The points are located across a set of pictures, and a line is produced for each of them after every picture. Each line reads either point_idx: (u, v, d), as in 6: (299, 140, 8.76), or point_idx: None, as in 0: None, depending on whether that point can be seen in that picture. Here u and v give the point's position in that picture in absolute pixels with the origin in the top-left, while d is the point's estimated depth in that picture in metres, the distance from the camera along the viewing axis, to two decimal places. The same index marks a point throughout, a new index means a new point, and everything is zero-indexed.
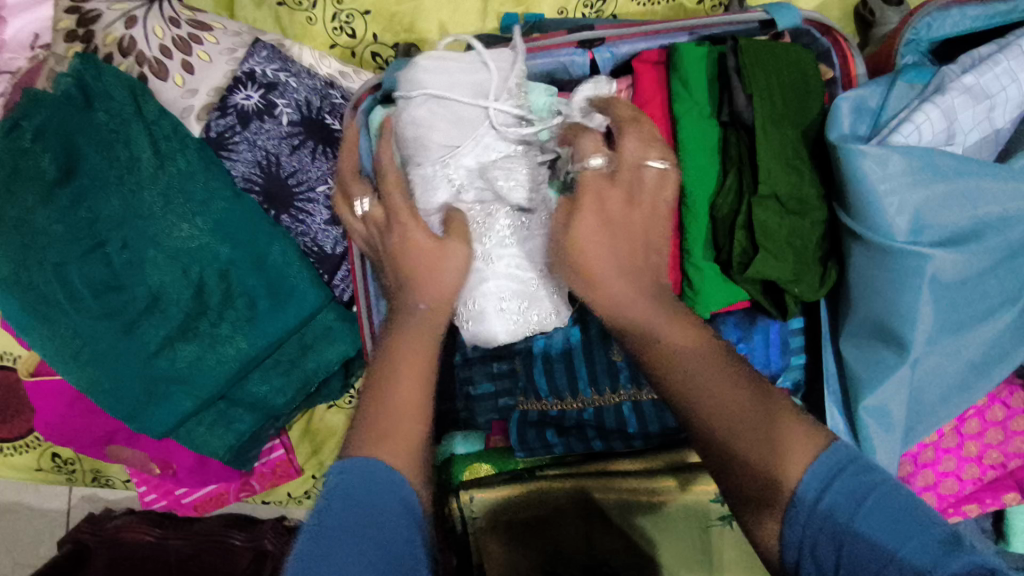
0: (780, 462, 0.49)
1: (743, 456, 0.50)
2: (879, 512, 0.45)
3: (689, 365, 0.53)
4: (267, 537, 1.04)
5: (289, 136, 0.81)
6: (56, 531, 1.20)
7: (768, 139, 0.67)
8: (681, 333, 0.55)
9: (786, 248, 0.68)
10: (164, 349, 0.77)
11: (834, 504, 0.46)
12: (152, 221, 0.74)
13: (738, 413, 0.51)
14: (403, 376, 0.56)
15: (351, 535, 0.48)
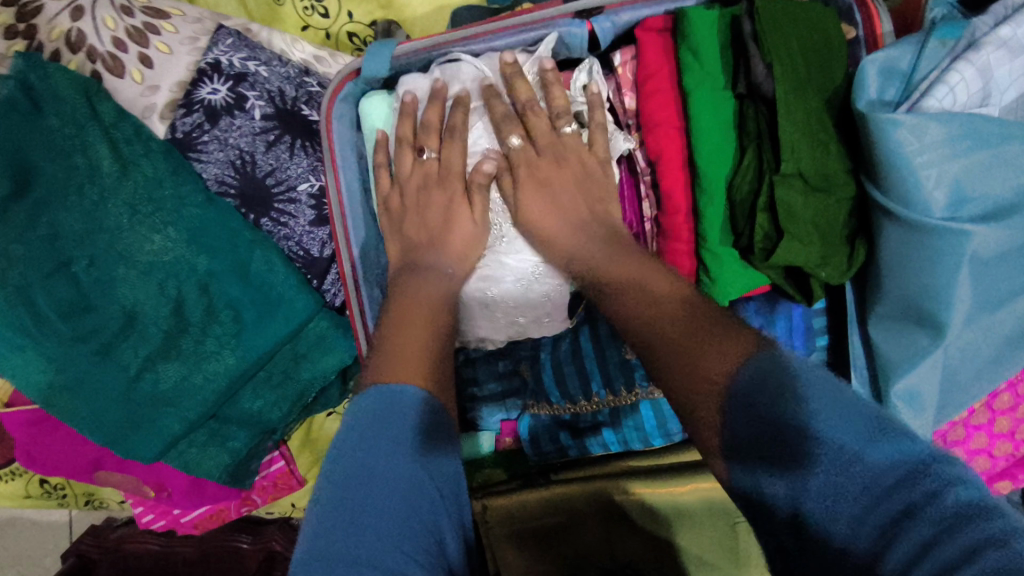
0: (715, 373, 0.44)
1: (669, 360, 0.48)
2: (816, 416, 0.39)
3: (647, 312, 0.52)
4: (276, 538, 1.00)
5: (264, 132, 0.74)
6: (59, 548, 1.16)
7: (791, 111, 0.60)
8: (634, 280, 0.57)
9: (812, 230, 0.63)
10: (145, 371, 0.71)
11: (781, 417, 0.39)
12: (120, 235, 0.68)
13: (665, 325, 0.50)
14: (415, 358, 0.52)
15: (389, 453, 0.46)
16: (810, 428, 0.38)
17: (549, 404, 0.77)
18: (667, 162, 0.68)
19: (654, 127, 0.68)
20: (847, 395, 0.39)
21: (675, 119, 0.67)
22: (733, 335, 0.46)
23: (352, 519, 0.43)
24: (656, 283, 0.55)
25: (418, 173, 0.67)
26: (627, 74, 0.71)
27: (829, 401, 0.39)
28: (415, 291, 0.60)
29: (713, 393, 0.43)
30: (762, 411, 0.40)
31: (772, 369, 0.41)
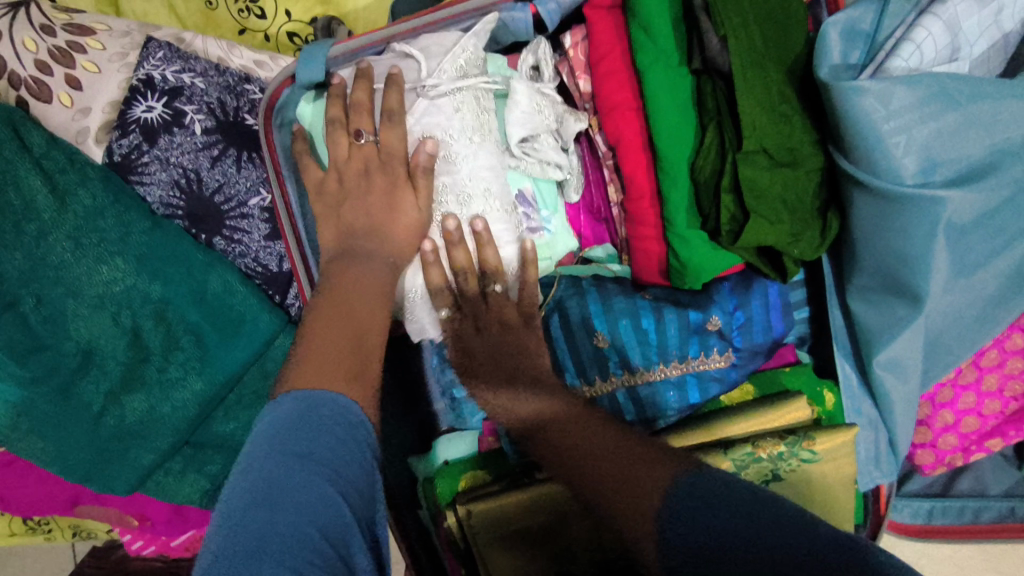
0: (653, 481, 0.48)
1: (610, 487, 0.49)
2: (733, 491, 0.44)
3: (586, 461, 0.53)
4: None
5: (207, 147, 0.71)
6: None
7: (748, 84, 0.57)
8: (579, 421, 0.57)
9: (779, 207, 0.60)
10: (110, 406, 0.68)
11: (696, 483, 0.46)
12: (65, 269, 0.66)
13: (606, 453, 0.52)
14: (335, 359, 0.49)
15: (301, 469, 0.41)
16: (726, 494, 0.44)
17: None
18: (626, 147, 0.65)
19: (610, 110, 0.65)
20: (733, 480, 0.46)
21: (631, 100, 0.64)
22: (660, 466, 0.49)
23: (253, 547, 0.38)
24: (578, 413, 0.58)
25: (358, 158, 0.62)
26: (580, 56, 0.68)
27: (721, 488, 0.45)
28: (356, 280, 0.57)
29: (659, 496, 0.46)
30: (693, 485, 0.46)
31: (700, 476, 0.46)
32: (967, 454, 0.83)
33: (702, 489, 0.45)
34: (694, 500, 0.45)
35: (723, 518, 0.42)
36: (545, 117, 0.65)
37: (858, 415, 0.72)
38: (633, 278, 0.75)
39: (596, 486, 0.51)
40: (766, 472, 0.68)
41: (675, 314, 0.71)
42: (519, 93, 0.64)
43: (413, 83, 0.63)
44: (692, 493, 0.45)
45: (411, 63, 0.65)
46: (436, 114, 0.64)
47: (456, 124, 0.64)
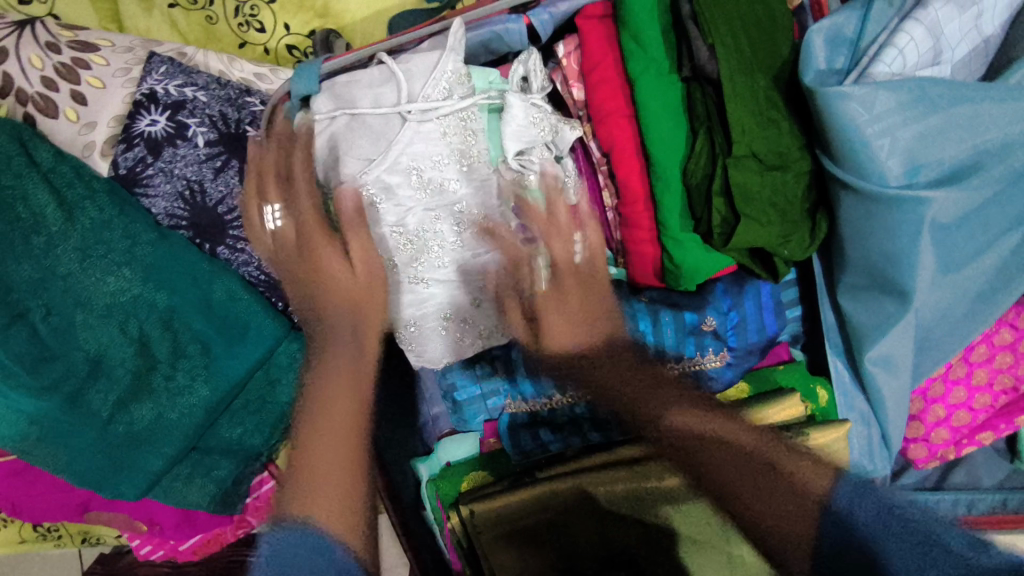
0: (816, 493, 0.58)
1: (754, 511, 0.58)
2: (910, 547, 0.52)
3: (741, 491, 0.59)
4: None
5: (209, 159, 0.72)
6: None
7: (737, 92, 0.59)
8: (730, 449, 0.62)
9: (769, 209, 0.61)
10: (118, 414, 0.70)
11: (863, 518, 0.54)
12: (74, 280, 0.68)
13: (753, 469, 0.60)
14: (332, 451, 0.61)
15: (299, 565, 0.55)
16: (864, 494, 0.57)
17: (525, 401, 0.80)
18: (620, 153, 0.66)
19: (603, 118, 0.66)
20: (875, 493, 0.57)
21: (625, 107, 0.66)
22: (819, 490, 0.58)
23: None
24: (722, 446, 0.63)
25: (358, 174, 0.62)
26: (572, 64, 0.69)
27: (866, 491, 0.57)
28: (330, 331, 0.67)
29: (820, 528, 0.55)
30: (847, 512, 0.55)
31: (848, 496, 0.57)
32: (958, 448, 0.84)
33: (879, 521, 0.54)
34: (874, 519, 0.55)
35: (901, 546, 0.52)
36: (541, 131, 0.67)
37: (851, 411, 0.74)
38: (629, 281, 0.76)
39: (727, 496, 0.60)
40: None
41: (670, 316, 0.74)
42: (513, 111, 0.66)
43: (395, 109, 0.63)
44: (871, 517, 0.55)
45: (392, 84, 0.64)
46: (419, 142, 0.65)
47: (443, 151, 0.66)
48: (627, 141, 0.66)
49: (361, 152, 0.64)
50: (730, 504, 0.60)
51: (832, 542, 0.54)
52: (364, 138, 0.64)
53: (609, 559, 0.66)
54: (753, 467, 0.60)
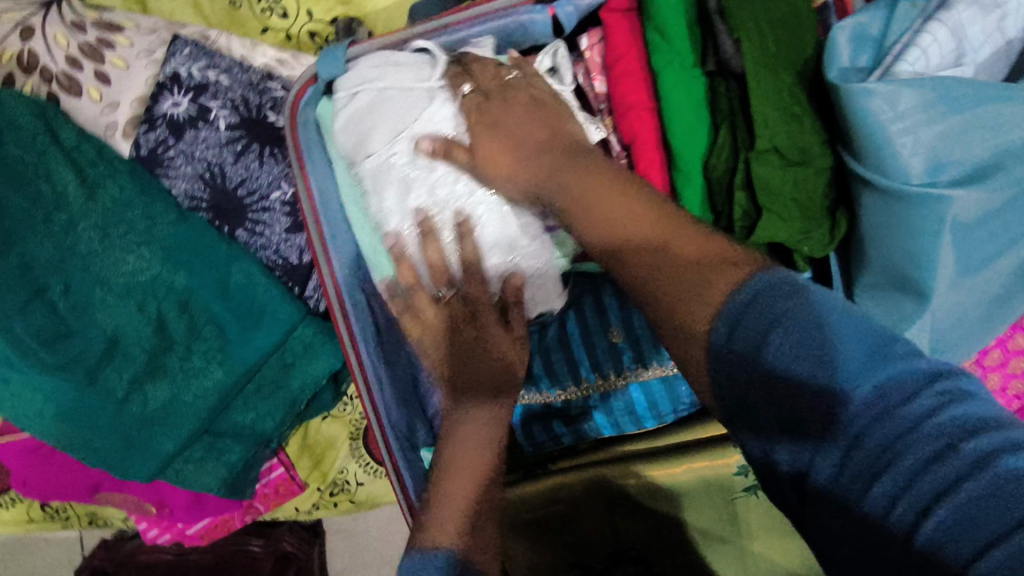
0: (712, 305, 0.44)
1: (668, 303, 0.47)
2: (797, 339, 0.39)
3: (682, 302, 0.46)
4: (286, 540, 1.14)
5: (230, 142, 0.73)
6: (73, 554, 1.23)
7: (761, 87, 0.59)
8: (678, 240, 0.50)
9: (791, 205, 0.61)
10: (133, 393, 0.71)
11: (782, 358, 0.39)
12: (94, 258, 0.68)
13: (698, 264, 0.47)
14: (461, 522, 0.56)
15: None
16: (778, 309, 0.41)
17: (538, 393, 0.75)
18: (641, 146, 0.66)
19: (625, 111, 0.67)
20: (818, 301, 0.41)
21: (647, 101, 0.66)
22: (729, 272, 0.45)
23: None
24: (684, 239, 0.49)
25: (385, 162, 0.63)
26: (596, 57, 0.69)
27: (782, 301, 0.41)
28: (464, 418, 0.62)
29: (715, 340, 0.43)
30: (758, 358, 0.40)
31: (770, 307, 0.41)
32: None
33: (785, 376, 0.39)
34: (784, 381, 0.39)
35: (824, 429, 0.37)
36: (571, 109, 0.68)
37: None
38: None
39: (651, 294, 0.49)
40: (750, 481, 0.72)
41: None
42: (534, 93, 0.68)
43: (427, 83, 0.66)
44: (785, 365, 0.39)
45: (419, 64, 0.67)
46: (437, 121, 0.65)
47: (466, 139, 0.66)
48: (649, 134, 0.66)
49: (389, 126, 0.65)
50: (640, 295, 0.51)
51: (737, 377, 0.42)
52: (391, 115, 0.65)
53: (616, 555, 0.72)
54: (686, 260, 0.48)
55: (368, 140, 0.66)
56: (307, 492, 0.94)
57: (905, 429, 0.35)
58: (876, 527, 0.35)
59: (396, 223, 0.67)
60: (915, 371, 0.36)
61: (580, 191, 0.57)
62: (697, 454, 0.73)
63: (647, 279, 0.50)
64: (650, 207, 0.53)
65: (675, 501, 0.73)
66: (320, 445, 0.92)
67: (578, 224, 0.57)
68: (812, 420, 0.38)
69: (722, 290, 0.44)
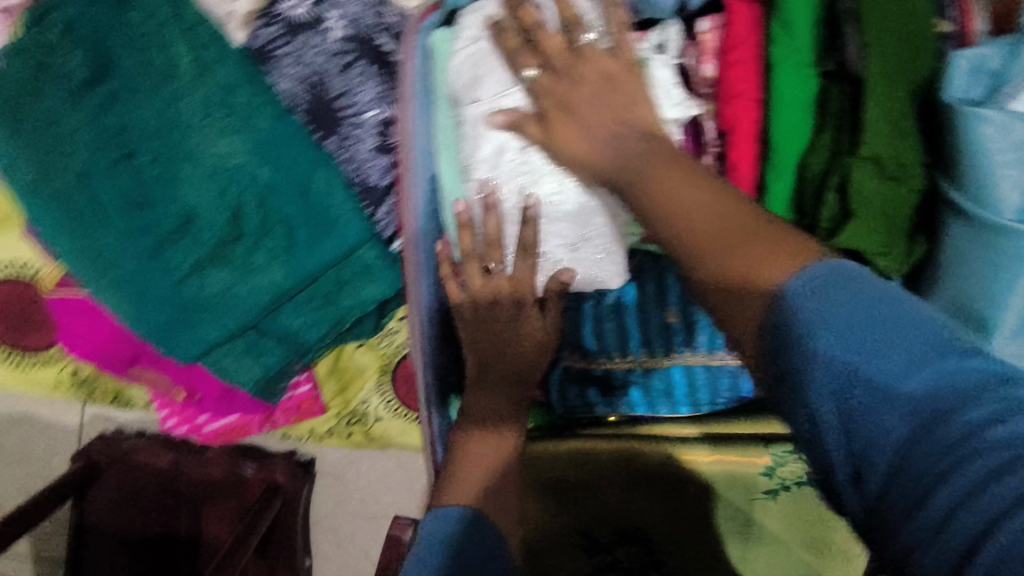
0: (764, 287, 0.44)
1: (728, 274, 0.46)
2: (852, 335, 0.40)
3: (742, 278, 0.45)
4: (279, 470, 1.13)
5: (340, 54, 0.74)
6: (69, 446, 1.26)
7: (876, 95, 0.60)
8: (741, 223, 0.48)
9: (880, 218, 0.62)
10: (194, 274, 0.72)
11: (835, 353, 0.40)
12: (189, 134, 0.70)
13: (758, 244, 0.46)
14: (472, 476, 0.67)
15: None
16: (823, 310, 0.41)
17: (583, 357, 0.75)
18: (738, 134, 0.67)
19: (732, 98, 0.67)
20: (865, 293, 0.41)
21: (754, 91, 0.66)
22: (785, 247, 0.45)
23: None
24: (745, 221, 0.48)
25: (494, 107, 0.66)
26: (711, 41, 0.70)
27: (840, 301, 0.41)
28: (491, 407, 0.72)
29: (770, 324, 0.43)
30: (814, 358, 0.40)
31: (826, 304, 0.41)
32: None
33: (837, 371, 0.39)
34: (834, 379, 0.39)
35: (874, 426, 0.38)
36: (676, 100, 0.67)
37: None
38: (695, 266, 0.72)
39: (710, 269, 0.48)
40: (773, 485, 0.72)
41: None
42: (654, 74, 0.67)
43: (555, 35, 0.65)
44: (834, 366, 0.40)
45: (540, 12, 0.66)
46: None
47: None
48: (753, 123, 0.66)
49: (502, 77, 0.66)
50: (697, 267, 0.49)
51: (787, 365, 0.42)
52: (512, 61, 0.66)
53: (624, 535, 0.75)
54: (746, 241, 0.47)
55: (481, 84, 0.66)
56: (327, 416, 0.95)
57: (958, 438, 0.35)
58: (927, 543, 0.35)
59: (485, 173, 0.67)
60: (963, 376, 0.37)
61: (647, 168, 0.55)
62: (721, 449, 0.73)
63: (708, 258, 0.48)
64: (697, 181, 0.52)
65: (694, 489, 0.74)
66: (350, 372, 0.93)
67: (632, 202, 0.55)
68: (864, 421, 0.38)
69: (781, 276, 0.44)
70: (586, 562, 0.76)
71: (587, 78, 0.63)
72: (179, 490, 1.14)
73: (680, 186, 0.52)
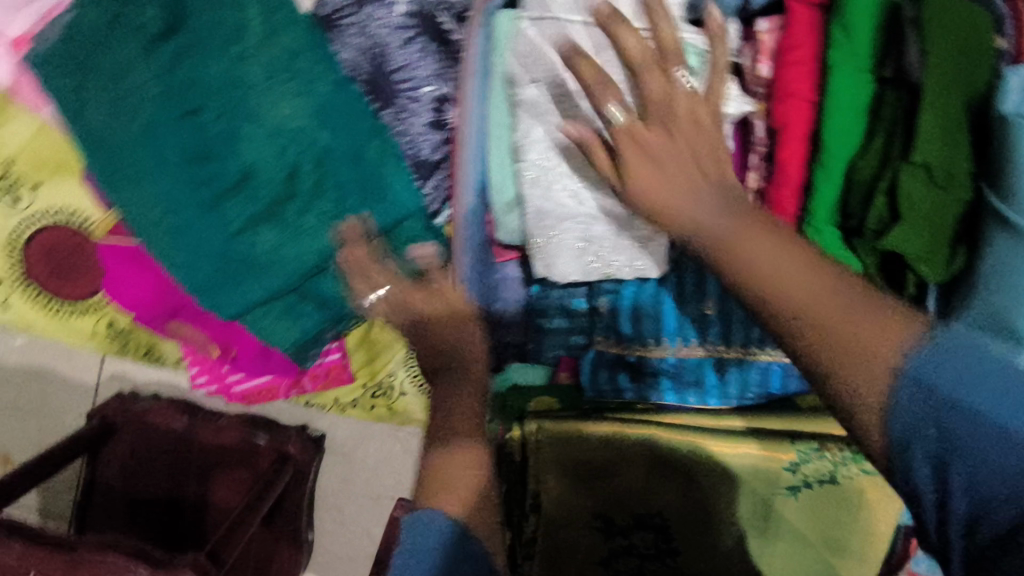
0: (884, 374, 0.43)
1: (847, 371, 0.44)
2: (999, 395, 0.41)
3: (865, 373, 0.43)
4: (290, 443, 1.11)
5: (403, 28, 0.76)
6: (86, 403, 1.25)
7: (931, 102, 0.61)
8: (850, 307, 0.45)
9: (925, 224, 0.63)
10: (245, 232, 0.74)
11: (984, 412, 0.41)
12: (252, 93, 0.72)
13: (875, 333, 0.44)
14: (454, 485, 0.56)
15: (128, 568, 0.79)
16: (960, 371, 0.42)
17: (615, 339, 0.78)
18: (789, 132, 0.68)
19: (785, 97, 0.68)
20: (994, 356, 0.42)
21: (808, 92, 0.68)
22: (892, 328, 0.44)
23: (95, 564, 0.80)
24: (854, 307, 0.45)
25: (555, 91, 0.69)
26: (769, 41, 0.71)
27: (984, 368, 0.41)
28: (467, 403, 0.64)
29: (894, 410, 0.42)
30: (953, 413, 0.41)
31: (967, 368, 0.41)
32: None
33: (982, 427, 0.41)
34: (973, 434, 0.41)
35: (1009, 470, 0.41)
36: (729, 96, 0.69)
37: None
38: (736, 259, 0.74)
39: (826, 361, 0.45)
40: (796, 481, 0.73)
41: None
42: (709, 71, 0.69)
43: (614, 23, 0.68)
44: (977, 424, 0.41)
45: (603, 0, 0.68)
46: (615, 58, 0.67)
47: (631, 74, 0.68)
48: (806, 123, 0.68)
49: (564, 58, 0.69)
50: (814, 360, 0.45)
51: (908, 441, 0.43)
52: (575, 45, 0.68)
53: (641, 521, 0.76)
54: (862, 332, 0.44)
55: (543, 62, 0.69)
56: (352, 386, 0.96)
57: None
58: None
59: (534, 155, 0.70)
60: None
61: (736, 239, 0.50)
62: (747, 442, 0.74)
63: (823, 350, 0.45)
64: (780, 248, 0.49)
65: (718, 480, 0.75)
66: (381, 342, 0.94)
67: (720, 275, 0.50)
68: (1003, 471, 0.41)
69: (897, 360, 0.43)
70: (601, 545, 0.77)
71: (682, 125, 0.55)
72: (189, 455, 1.12)
73: (780, 267, 0.48)
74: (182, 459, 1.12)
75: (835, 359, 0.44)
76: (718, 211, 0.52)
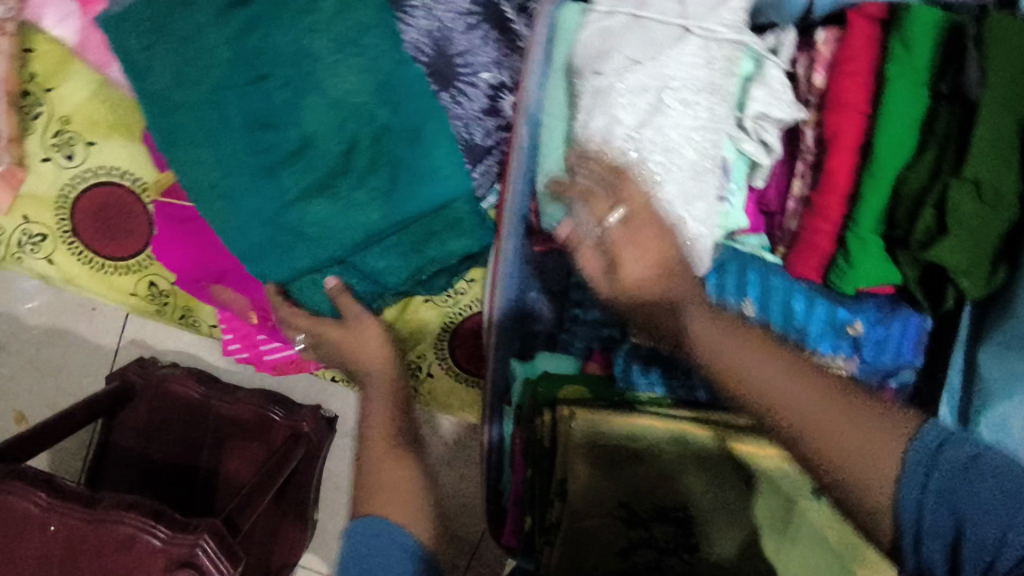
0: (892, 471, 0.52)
1: (846, 472, 0.53)
2: (993, 487, 0.50)
3: (868, 478, 0.52)
4: (305, 421, 1.03)
5: (467, 14, 0.79)
6: (101, 369, 1.19)
7: (986, 119, 0.63)
8: (834, 410, 0.54)
9: (971, 239, 0.65)
10: (298, 202, 0.75)
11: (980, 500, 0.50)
12: (318, 65, 0.74)
13: (874, 444, 0.53)
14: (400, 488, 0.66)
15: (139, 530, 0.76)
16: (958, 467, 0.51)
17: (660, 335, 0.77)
18: (839, 141, 0.69)
19: (840, 107, 0.69)
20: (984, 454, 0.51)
21: (862, 104, 0.69)
22: (886, 439, 0.53)
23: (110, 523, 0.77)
24: (842, 416, 0.54)
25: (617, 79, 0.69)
26: (826, 52, 0.72)
27: (977, 467, 0.51)
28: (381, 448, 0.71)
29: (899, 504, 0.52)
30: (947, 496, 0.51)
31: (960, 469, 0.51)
32: None
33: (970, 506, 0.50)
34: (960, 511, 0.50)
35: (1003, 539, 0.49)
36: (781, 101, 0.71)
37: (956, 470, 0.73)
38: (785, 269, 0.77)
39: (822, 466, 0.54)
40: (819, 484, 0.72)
41: (825, 308, 0.78)
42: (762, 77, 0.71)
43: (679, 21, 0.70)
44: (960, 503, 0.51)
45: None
46: (678, 55, 0.69)
47: (692, 69, 0.69)
48: (857, 134, 0.69)
49: (630, 52, 0.69)
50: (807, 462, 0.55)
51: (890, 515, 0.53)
52: (638, 41, 0.70)
53: (661, 513, 0.75)
54: (863, 447, 0.53)
55: (608, 58, 0.70)
56: None
57: None
58: None
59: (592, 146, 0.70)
60: None
61: (732, 358, 0.58)
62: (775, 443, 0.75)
63: (829, 461, 0.53)
64: (789, 369, 0.56)
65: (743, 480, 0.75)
66: (412, 324, 0.96)
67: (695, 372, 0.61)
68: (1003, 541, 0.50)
69: (899, 460, 0.52)
70: (621, 535, 0.75)
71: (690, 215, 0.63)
72: (205, 423, 1.04)
73: (775, 384, 0.56)
74: (195, 428, 1.03)
75: (830, 465, 0.54)
76: (721, 334, 0.59)
